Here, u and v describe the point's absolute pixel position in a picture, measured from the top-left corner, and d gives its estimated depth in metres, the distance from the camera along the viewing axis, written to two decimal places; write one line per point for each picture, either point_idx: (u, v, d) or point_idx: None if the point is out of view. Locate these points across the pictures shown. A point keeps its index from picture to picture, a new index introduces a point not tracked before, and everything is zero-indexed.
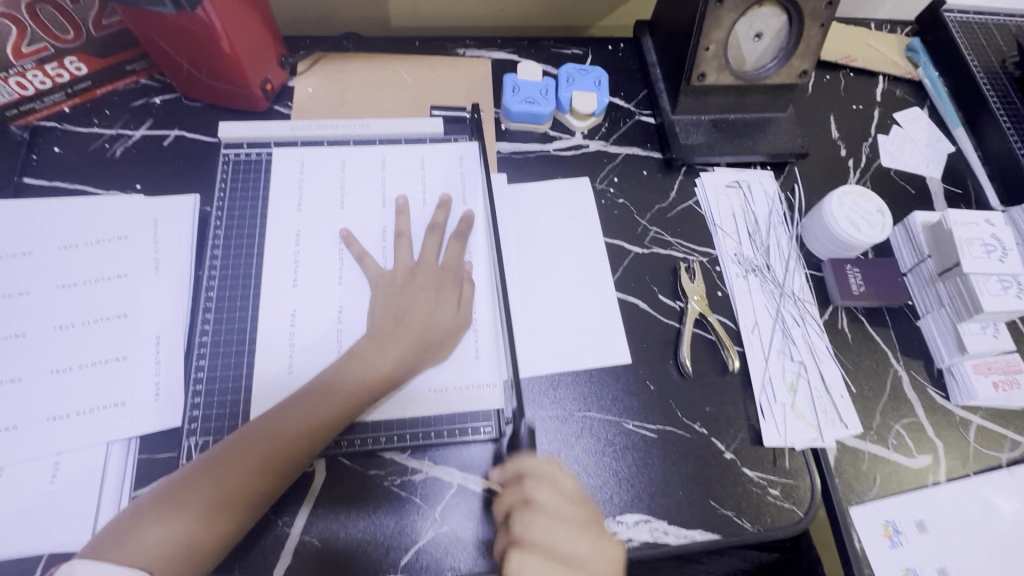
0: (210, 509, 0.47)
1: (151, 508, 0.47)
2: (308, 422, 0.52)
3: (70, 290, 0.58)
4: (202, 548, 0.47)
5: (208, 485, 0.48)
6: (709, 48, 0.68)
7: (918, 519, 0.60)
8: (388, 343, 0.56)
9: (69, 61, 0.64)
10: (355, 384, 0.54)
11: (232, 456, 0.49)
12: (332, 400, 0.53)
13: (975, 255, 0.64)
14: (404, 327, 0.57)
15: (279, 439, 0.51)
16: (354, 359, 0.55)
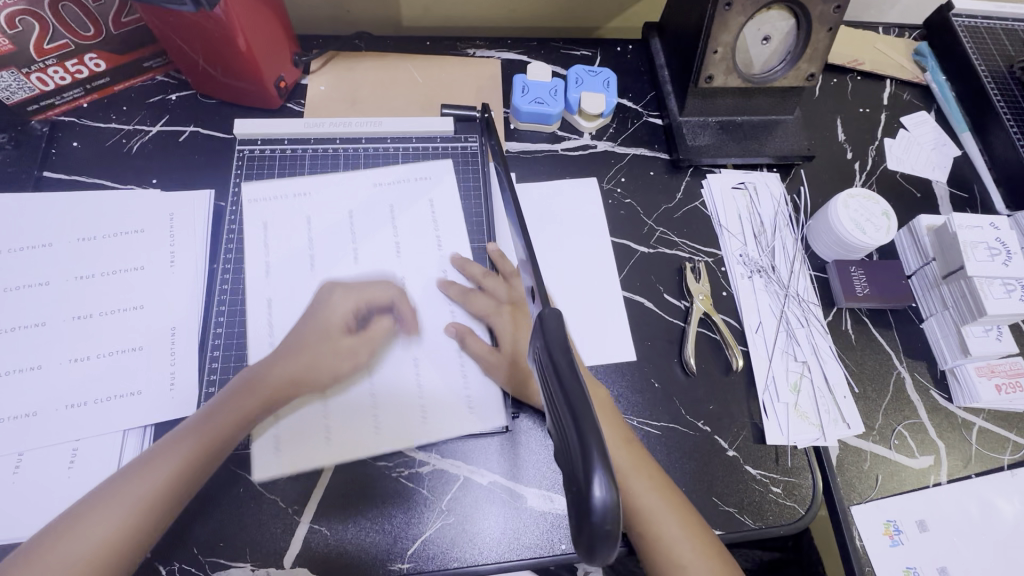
0: (133, 512, 0.46)
1: (69, 518, 0.46)
2: (237, 415, 0.52)
3: (87, 281, 0.59)
4: (122, 553, 0.45)
5: (130, 491, 0.47)
6: (717, 50, 0.69)
7: (919, 519, 0.60)
8: (317, 331, 0.57)
9: (89, 58, 0.66)
10: (280, 375, 0.55)
11: (157, 457, 0.49)
12: (257, 394, 0.54)
13: (979, 258, 0.65)
14: (340, 314, 0.58)
15: (202, 440, 0.51)
16: (282, 353, 0.56)
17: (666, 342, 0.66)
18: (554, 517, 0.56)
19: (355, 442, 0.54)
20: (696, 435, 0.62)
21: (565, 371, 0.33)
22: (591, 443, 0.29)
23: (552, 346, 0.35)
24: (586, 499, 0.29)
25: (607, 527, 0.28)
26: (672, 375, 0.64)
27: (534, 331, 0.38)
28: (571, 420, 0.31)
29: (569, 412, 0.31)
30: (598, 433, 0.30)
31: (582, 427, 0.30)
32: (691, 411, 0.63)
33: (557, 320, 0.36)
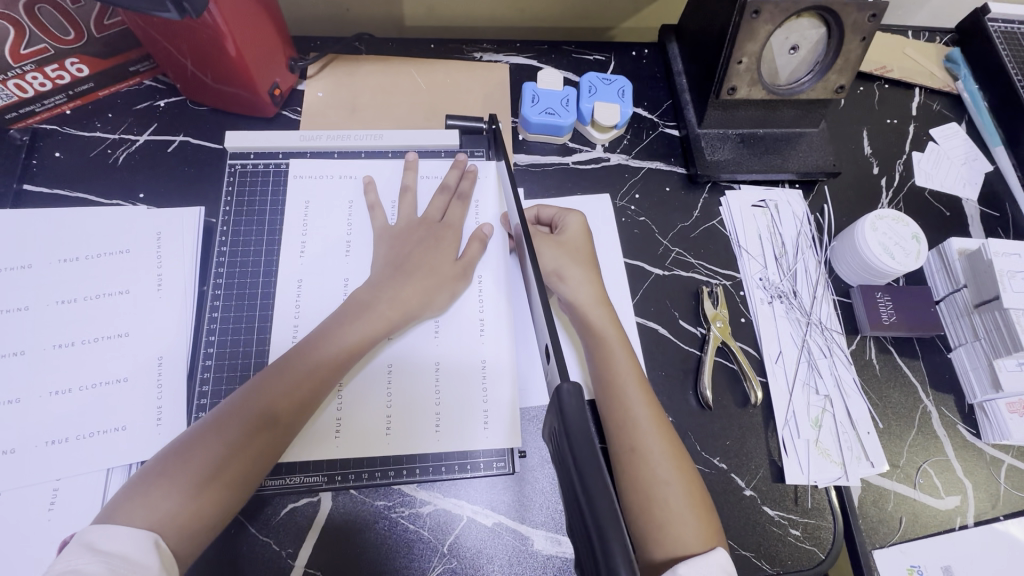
0: (224, 460, 0.45)
1: (154, 471, 0.44)
2: (321, 368, 0.51)
3: (70, 306, 0.56)
4: (226, 487, 0.45)
5: (218, 436, 0.46)
6: (742, 60, 0.64)
7: (944, 565, 0.58)
8: (387, 293, 0.56)
9: (70, 63, 0.62)
10: (358, 334, 0.53)
11: (238, 408, 0.48)
12: (336, 347, 0.52)
13: (1016, 288, 0.61)
14: (404, 281, 0.57)
15: (283, 387, 0.49)
16: (353, 311, 0.55)
17: (680, 372, 0.63)
18: (561, 561, 0.53)
19: (407, 426, 0.54)
20: (712, 473, 0.59)
21: (588, 470, 0.30)
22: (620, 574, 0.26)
23: (575, 437, 0.31)
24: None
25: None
26: (687, 407, 0.61)
27: (551, 405, 0.34)
28: (594, 540, 0.28)
29: (593, 524, 0.28)
30: (627, 549, 0.27)
31: (609, 553, 0.27)
32: (707, 447, 0.60)
33: (577, 402, 0.32)
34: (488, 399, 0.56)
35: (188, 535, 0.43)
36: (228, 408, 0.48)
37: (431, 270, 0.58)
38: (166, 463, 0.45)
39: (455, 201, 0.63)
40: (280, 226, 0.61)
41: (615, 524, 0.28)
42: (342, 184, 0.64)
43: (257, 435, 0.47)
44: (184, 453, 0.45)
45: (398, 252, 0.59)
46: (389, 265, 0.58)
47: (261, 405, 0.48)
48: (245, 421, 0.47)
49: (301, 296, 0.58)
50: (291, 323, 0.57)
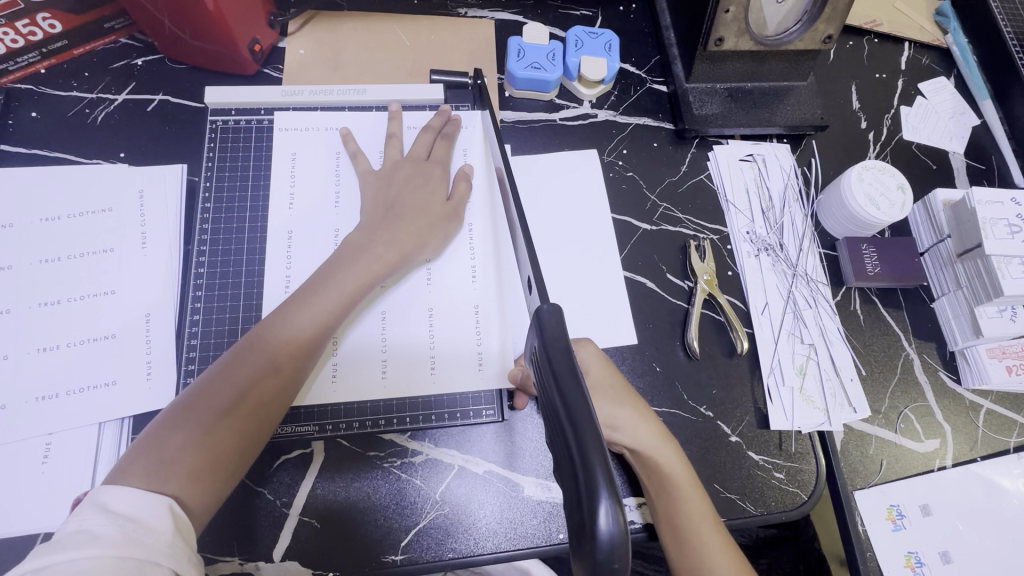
0: (235, 409, 0.46)
1: (161, 426, 0.45)
2: (321, 315, 0.51)
3: (54, 265, 0.55)
4: (243, 428, 0.46)
5: (223, 390, 0.46)
6: (729, 9, 0.63)
7: (922, 504, 0.59)
8: (380, 240, 0.55)
9: (41, 18, 0.60)
10: (354, 280, 0.53)
11: (242, 360, 0.48)
12: (332, 294, 0.52)
13: (999, 236, 0.61)
14: (397, 227, 0.56)
15: (282, 336, 0.49)
16: (347, 258, 0.54)
17: (668, 324, 0.63)
18: (551, 505, 0.54)
19: (405, 372, 0.56)
20: (699, 420, 0.60)
21: (563, 374, 0.33)
22: (595, 465, 0.28)
23: (552, 348, 0.34)
24: (590, 528, 0.28)
25: (614, 559, 0.27)
26: (674, 358, 0.62)
27: (531, 328, 0.38)
28: (573, 441, 0.29)
29: (569, 425, 0.30)
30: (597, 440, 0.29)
31: (586, 449, 0.29)
32: (693, 396, 0.61)
33: (556, 318, 0.36)
34: (480, 340, 0.57)
35: (214, 477, 0.44)
36: (230, 361, 0.48)
37: (423, 216, 0.58)
38: (175, 417, 0.45)
39: (440, 140, 0.63)
40: (265, 182, 0.61)
41: (591, 422, 0.30)
42: (325, 143, 0.63)
43: (267, 379, 0.48)
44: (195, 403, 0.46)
45: (387, 196, 0.58)
46: (377, 214, 0.57)
47: (263, 355, 0.48)
48: (249, 371, 0.47)
49: (287, 253, 0.58)
50: (282, 274, 0.57)
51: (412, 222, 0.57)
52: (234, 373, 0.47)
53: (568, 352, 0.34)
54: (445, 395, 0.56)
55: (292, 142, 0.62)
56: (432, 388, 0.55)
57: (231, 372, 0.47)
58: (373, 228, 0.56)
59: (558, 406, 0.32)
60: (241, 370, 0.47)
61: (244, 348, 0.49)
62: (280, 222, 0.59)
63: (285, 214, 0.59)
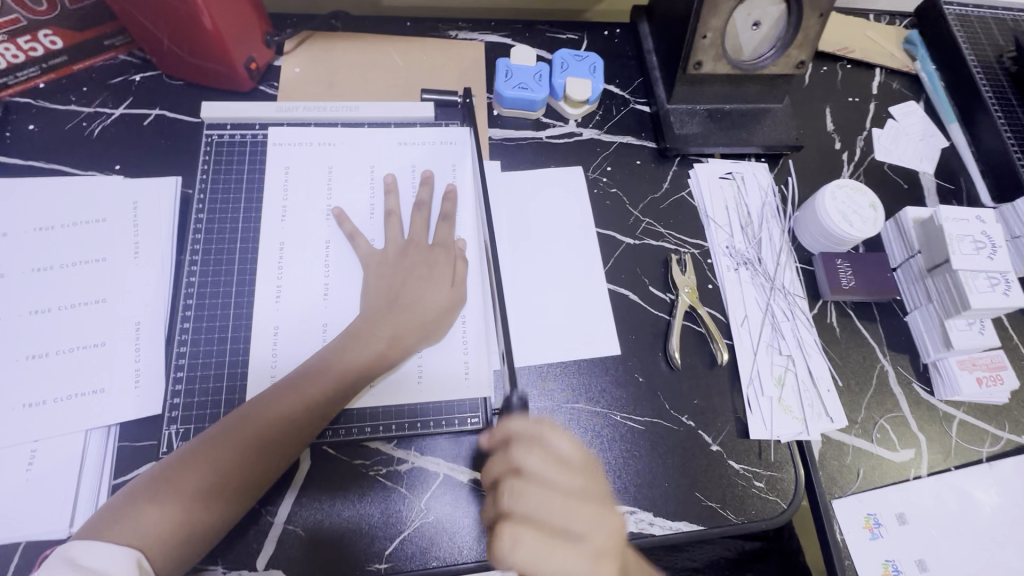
0: (252, 450, 0.49)
1: (148, 488, 0.47)
2: (350, 368, 0.53)
3: (46, 273, 0.56)
4: (251, 471, 0.49)
5: (246, 431, 0.49)
6: (707, 35, 0.66)
7: (898, 512, 0.61)
8: (382, 328, 0.55)
9: (43, 35, 0.62)
10: (353, 367, 0.53)
11: (233, 434, 0.49)
12: (331, 379, 0.52)
13: (964, 251, 0.64)
14: (397, 313, 0.56)
15: (274, 420, 0.50)
16: (347, 344, 0.54)
17: (651, 336, 0.65)
18: None
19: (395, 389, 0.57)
20: (680, 430, 0.61)
21: None
22: None
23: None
24: None
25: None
26: (657, 368, 0.63)
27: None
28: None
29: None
30: None
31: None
32: (675, 406, 0.62)
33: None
34: (467, 350, 0.59)
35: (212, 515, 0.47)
36: (222, 432, 0.50)
37: (425, 273, 0.59)
38: (165, 479, 0.47)
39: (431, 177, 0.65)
40: (257, 195, 0.62)
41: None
42: (318, 158, 0.65)
43: (289, 427, 0.50)
44: (224, 434, 0.49)
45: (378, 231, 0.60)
46: (374, 260, 0.59)
47: (253, 434, 0.49)
48: (238, 449, 0.49)
49: (278, 264, 0.59)
50: (273, 284, 0.58)
51: (415, 288, 0.58)
52: (263, 412, 0.50)
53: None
54: (430, 404, 0.57)
55: (285, 157, 0.64)
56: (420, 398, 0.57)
57: (262, 410, 0.51)
58: (378, 286, 0.58)
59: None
60: (269, 411, 0.51)
61: (279, 390, 0.52)
62: (273, 234, 0.60)
63: (277, 225, 0.61)
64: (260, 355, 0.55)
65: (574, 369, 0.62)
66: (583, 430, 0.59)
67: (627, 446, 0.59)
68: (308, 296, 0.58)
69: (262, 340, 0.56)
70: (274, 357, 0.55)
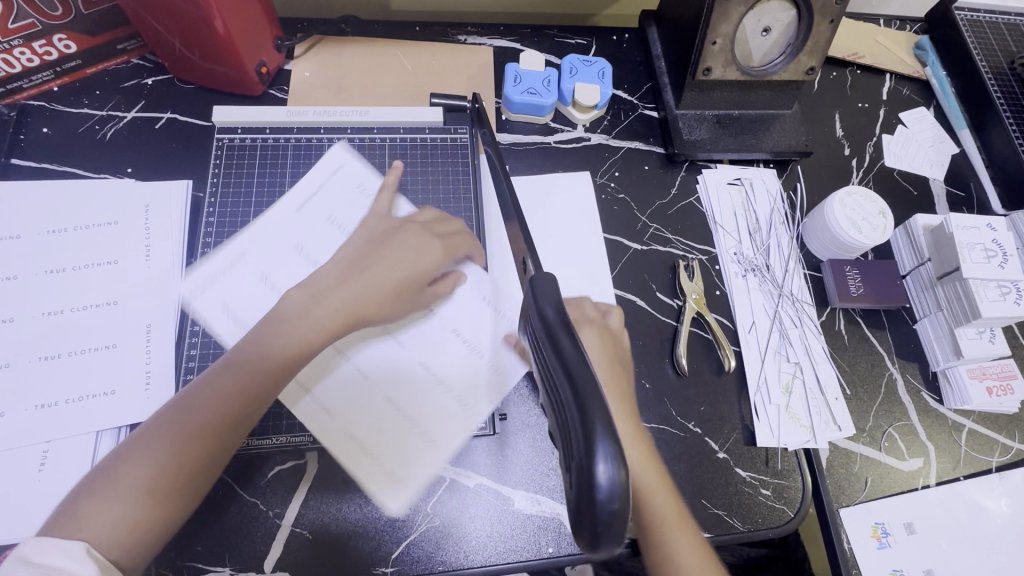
0: (195, 435, 0.46)
1: (93, 484, 0.45)
2: (294, 342, 0.50)
3: (59, 275, 0.57)
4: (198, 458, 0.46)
5: (188, 416, 0.47)
6: (716, 42, 0.66)
7: (907, 522, 0.60)
8: (332, 297, 0.52)
9: (57, 40, 0.63)
10: (297, 340, 0.50)
11: (175, 420, 0.47)
12: (272, 354, 0.50)
13: (975, 260, 0.64)
14: (358, 281, 0.53)
15: (213, 401, 0.48)
16: (285, 320, 0.51)
17: (658, 342, 0.65)
18: (541, 519, 0.55)
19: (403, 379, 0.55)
20: (687, 437, 0.61)
21: (561, 334, 0.33)
22: (593, 415, 0.29)
23: (545, 310, 0.36)
24: (589, 481, 0.28)
25: (613, 505, 0.28)
26: (664, 374, 0.63)
27: (527, 300, 0.39)
28: (569, 386, 0.30)
29: (566, 381, 0.31)
30: (602, 403, 0.29)
31: (584, 399, 0.29)
32: (682, 413, 0.62)
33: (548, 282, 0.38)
34: None
35: (162, 506, 0.45)
36: (162, 421, 0.47)
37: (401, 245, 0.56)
38: (107, 476, 0.45)
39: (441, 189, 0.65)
40: (268, 199, 0.63)
41: (584, 367, 0.31)
42: (327, 162, 0.65)
43: (234, 407, 0.48)
44: (167, 422, 0.47)
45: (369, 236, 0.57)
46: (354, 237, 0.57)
47: (195, 417, 0.47)
48: (181, 436, 0.46)
49: (287, 267, 0.59)
50: (281, 287, 0.59)
51: (386, 259, 0.55)
52: (207, 396, 0.48)
53: (561, 313, 0.35)
54: None
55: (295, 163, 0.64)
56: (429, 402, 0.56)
57: (204, 394, 0.48)
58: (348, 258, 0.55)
59: (555, 364, 0.32)
60: (213, 394, 0.48)
61: (222, 371, 0.49)
62: (283, 239, 0.61)
63: (286, 229, 0.61)
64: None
65: None
66: None
67: None
68: None
69: None
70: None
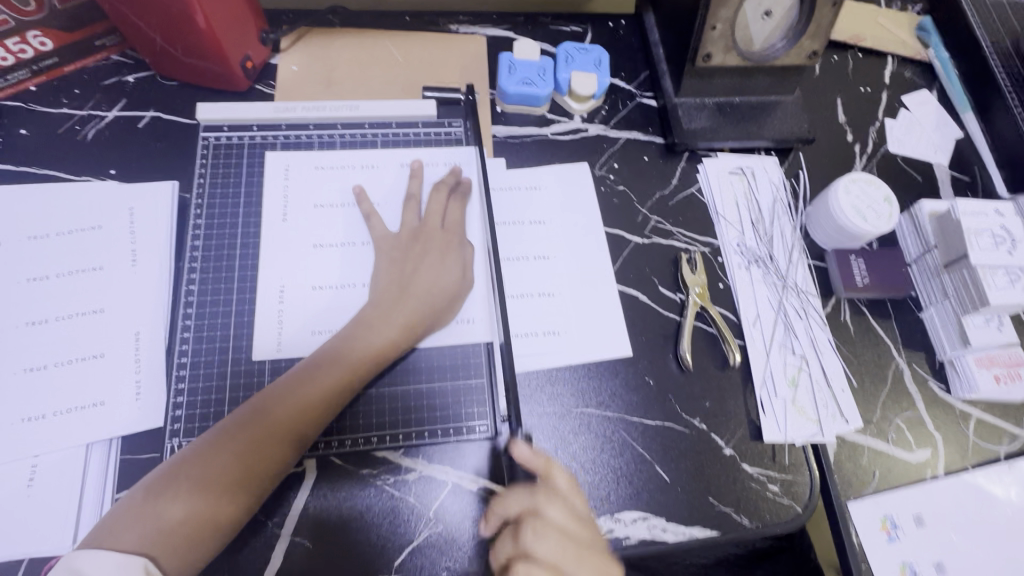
0: (270, 440, 0.48)
1: (163, 484, 0.45)
2: (368, 350, 0.53)
3: (42, 283, 0.55)
4: (272, 464, 0.48)
5: (264, 421, 0.48)
6: (716, 27, 0.64)
7: (916, 514, 0.60)
8: (388, 309, 0.55)
9: (32, 36, 0.61)
10: (358, 357, 0.52)
11: (246, 428, 0.48)
12: (346, 366, 0.52)
13: (982, 246, 0.63)
14: (402, 290, 0.56)
15: (292, 408, 0.49)
16: (356, 331, 0.53)
17: (661, 337, 0.64)
18: None
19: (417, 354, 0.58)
20: (693, 433, 0.60)
21: None
22: None
23: None
24: None
25: None
26: (668, 370, 0.62)
27: None
28: None
29: None
30: None
31: None
32: (687, 409, 0.61)
33: None
34: (474, 358, 0.59)
35: (232, 510, 0.46)
36: (239, 426, 0.48)
37: (434, 251, 0.59)
38: (184, 473, 0.46)
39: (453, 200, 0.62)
40: (257, 198, 0.61)
41: None
42: (316, 162, 0.63)
43: (308, 416, 0.49)
44: (245, 426, 0.48)
45: (396, 250, 0.58)
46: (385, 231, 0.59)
47: (262, 430, 0.48)
48: (249, 444, 0.47)
49: (281, 271, 0.58)
50: (276, 287, 0.57)
51: (422, 265, 0.57)
52: (286, 403, 0.49)
53: None
54: (437, 412, 0.56)
55: (286, 163, 0.62)
56: (428, 406, 0.57)
57: (283, 400, 0.49)
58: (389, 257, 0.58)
59: None
60: (291, 402, 0.49)
61: (299, 379, 0.51)
62: (275, 237, 0.59)
63: (277, 231, 0.59)
64: (265, 334, 0.55)
65: (591, 372, 0.61)
66: (594, 435, 0.58)
67: (639, 450, 0.58)
68: (311, 301, 0.57)
69: (265, 355, 0.55)
70: (279, 331, 0.55)
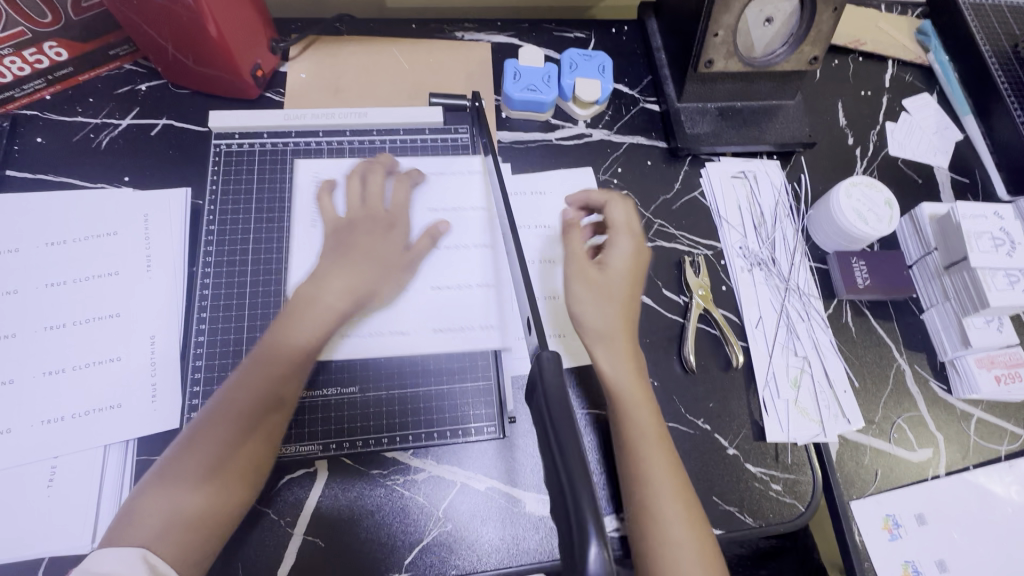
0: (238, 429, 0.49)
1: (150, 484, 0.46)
2: (314, 326, 0.54)
3: (60, 288, 0.56)
4: (246, 449, 0.49)
5: (226, 412, 0.49)
6: (718, 33, 0.65)
7: (918, 513, 0.60)
8: (337, 281, 0.56)
9: (49, 47, 0.62)
10: (305, 334, 0.53)
11: (209, 425, 0.49)
12: (289, 344, 0.52)
13: (983, 248, 0.64)
14: (352, 264, 0.57)
15: (246, 394, 0.50)
16: (297, 312, 0.54)
17: (665, 338, 0.64)
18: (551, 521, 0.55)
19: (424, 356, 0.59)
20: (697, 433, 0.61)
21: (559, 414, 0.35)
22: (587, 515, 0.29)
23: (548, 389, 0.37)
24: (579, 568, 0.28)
25: None
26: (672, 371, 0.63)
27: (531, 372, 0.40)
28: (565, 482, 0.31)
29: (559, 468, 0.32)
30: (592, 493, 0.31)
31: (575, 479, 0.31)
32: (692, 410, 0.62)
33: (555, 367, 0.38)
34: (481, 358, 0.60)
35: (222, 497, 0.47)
36: (203, 424, 0.49)
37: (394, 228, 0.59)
38: (166, 473, 0.47)
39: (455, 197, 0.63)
40: (268, 205, 0.62)
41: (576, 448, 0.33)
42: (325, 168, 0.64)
43: (264, 397, 0.50)
44: (206, 422, 0.49)
45: (345, 235, 0.59)
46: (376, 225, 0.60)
47: (224, 422, 0.49)
48: (219, 439, 0.48)
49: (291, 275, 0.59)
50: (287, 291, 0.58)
51: (374, 247, 0.58)
52: (239, 390, 0.50)
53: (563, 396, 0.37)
54: (445, 412, 0.57)
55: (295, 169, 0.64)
56: (435, 407, 0.58)
57: (237, 389, 0.50)
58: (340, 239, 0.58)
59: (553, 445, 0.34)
60: (245, 389, 0.50)
61: (249, 367, 0.51)
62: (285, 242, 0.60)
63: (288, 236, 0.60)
64: None
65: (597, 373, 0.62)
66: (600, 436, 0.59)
67: None
68: None
69: None
70: None
